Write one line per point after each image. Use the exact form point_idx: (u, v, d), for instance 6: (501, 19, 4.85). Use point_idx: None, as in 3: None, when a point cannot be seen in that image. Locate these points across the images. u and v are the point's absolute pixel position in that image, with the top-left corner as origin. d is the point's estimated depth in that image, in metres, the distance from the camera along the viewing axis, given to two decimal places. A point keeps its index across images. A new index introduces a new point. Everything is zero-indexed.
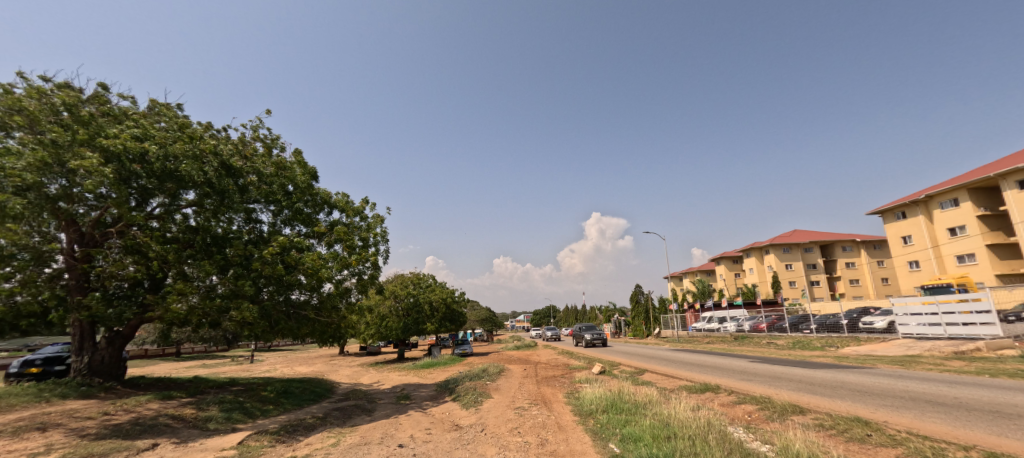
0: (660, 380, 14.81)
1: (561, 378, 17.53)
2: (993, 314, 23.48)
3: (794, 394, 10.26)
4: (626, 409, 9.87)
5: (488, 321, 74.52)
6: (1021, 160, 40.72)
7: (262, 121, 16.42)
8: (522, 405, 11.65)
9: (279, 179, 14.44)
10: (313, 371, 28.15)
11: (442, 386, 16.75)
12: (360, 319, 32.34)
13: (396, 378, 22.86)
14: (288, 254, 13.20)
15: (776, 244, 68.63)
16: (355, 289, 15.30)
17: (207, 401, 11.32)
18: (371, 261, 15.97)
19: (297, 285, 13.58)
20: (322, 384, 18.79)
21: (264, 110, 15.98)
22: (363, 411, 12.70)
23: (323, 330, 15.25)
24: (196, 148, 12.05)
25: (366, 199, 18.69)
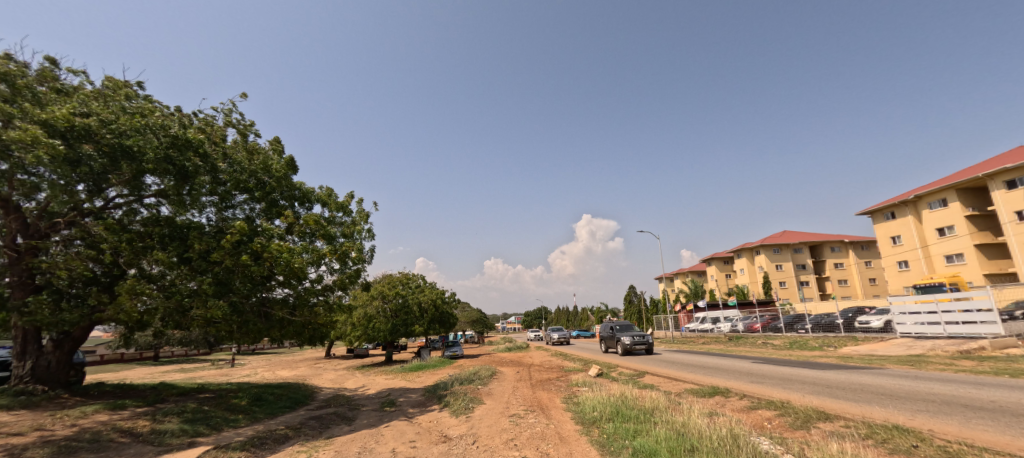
0: (663, 383, 13.87)
1: (556, 381, 16.51)
2: (993, 312, 22.99)
3: (812, 397, 9.42)
4: (634, 417, 8.92)
5: (479, 323, 73.42)
6: (1009, 160, 40.80)
7: (235, 104, 15.30)
8: (517, 412, 10.64)
9: (252, 166, 13.27)
10: (296, 375, 26.89)
11: (430, 391, 15.68)
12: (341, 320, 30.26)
13: (383, 382, 21.71)
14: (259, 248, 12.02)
15: (767, 245, 68.42)
16: (335, 287, 14.13)
17: (165, 412, 10.12)
18: (353, 257, 14.79)
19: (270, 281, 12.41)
20: (302, 389, 17.54)
21: (237, 94, 14.81)
22: (343, 420, 11.54)
23: (301, 332, 14.08)
24: (154, 126, 10.83)
25: (351, 193, 17.51)
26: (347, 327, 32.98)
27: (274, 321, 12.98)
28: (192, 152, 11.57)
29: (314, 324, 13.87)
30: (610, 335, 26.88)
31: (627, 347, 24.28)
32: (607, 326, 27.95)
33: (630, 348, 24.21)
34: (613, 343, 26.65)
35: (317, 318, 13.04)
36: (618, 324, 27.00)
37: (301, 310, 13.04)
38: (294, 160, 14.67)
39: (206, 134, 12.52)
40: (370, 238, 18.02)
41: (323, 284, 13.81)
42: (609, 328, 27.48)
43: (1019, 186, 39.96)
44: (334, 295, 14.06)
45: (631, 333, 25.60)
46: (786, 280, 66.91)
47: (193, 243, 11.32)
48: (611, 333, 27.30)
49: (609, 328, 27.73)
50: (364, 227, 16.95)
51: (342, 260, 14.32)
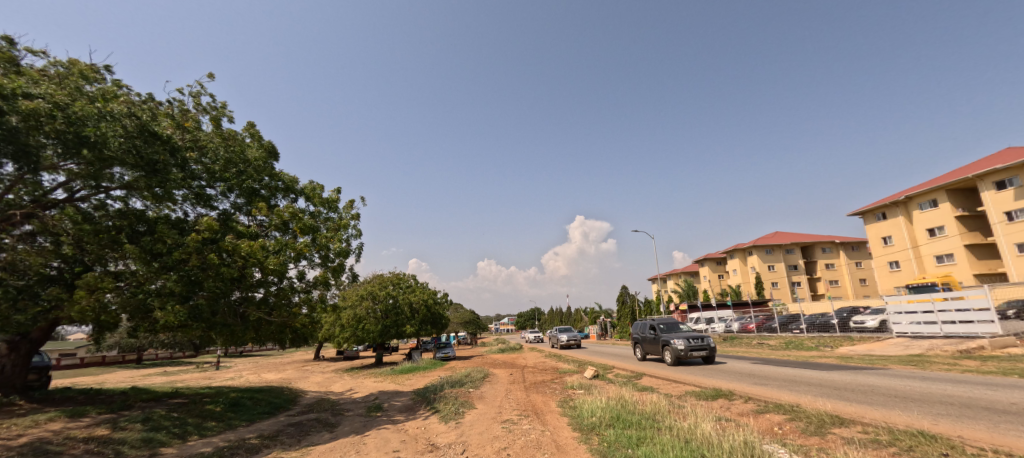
0: (663, 385, 13.30)
1: (550, 384, 15.86)
2: (991, 311, 22.73)
3: (821, 399, 8.92)
4: (635, 423, 8.34)
5: (472, 324, 72.57)
6: (999, 161, 40.95)
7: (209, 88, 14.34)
8: (511, 417, 10.00)
9: (227, 156, 12.52)
10: (282, 378, 26.02)
11: (419, 395, 14.96)
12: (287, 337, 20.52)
13: (372, 385, 20.96)
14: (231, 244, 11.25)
15: (759, 245, 68.42)
16: (316, 285, 13.43)
17: (128, 419, 9.34)
18: (336, 253, 14.17)
19: (244, 280, 11.69)
20: (285, 393, 16.73)
21: (210, 76, 13.99)
22: (325, 427, 10.81)
23: (280, 334, 13.33)
24: (113, 110, 10.04)
25: (338, 187, 16.74)
26: (336, 328, 32.06)
27: (250, 321, 12.25)
28: (159, 141, 10.82)
29: (293, 325, 13.13)
30: (651, 336, 19.81)
31: (677, 352, 17.36)
32: (646, 324, 20.92)
33: (681, 355, 17.30)
34: (654, 347, 19.61)
35: (297, 319, 12.32)
36: (663, 322, 19.96)
37: (278, 310, 12.27)
38: (275, 148, 14.07)
39: (176, 120, 11.77)
40: (357, 235, 17.28)
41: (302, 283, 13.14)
42: (649, 327, 20.42)
43: (1008, 187, 40.11)
44: (316, 295, 13.40)
45: (681, 334, 18.62)
46: (779, 281, 66.90)
47: (160, 238, 10.63)
48: (652, 334, 20.28)
49: (648, 327, 20.76)
50: (351, 223, 16.23)
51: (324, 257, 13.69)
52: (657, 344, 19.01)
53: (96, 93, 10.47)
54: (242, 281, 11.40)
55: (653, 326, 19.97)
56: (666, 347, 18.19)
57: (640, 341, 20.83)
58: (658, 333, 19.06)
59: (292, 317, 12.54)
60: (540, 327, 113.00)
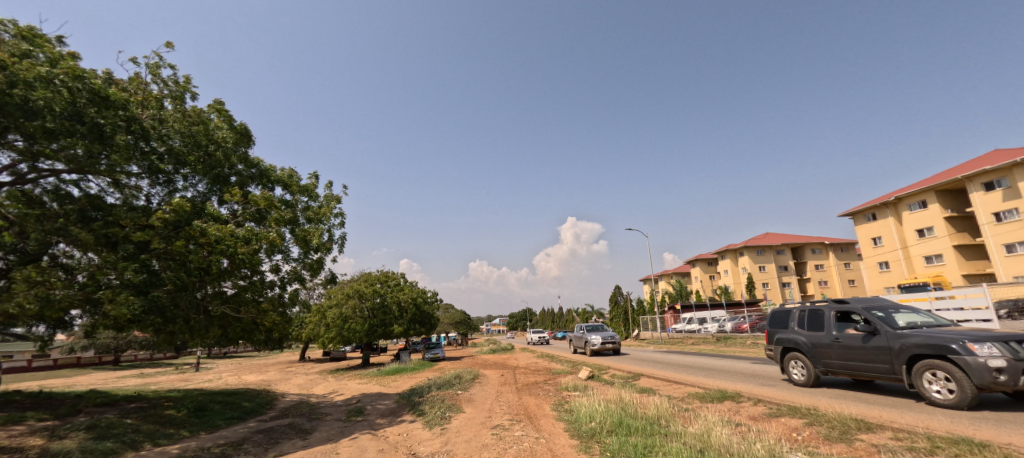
0: (663, 387, 12.55)
1: (544, 385, 15.03)
2: (989, 310, 22.28)
3: (839, 402, 8.19)
4: (640, 430, 7.53)
5: (463, 324, 71.44)
6: (988, 163, 40.95)
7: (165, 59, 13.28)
8: (501, 422, 9.16)
9: (195, 138, 11.67)
10: (262, 381, 24.97)
11: (404, 397, 14.06)
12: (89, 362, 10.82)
13: (356, 387, 20.01)
14: (190, 226, 10.03)
15: (750, 246, 68.33)
16: (289, 282, 12.35)
17: (71, 426, 8.28)
18: (315, 246, 13.22)
19: (207, 273, 10.55)
20: (261, 396, 15.66)
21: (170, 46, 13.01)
22: (297, 434, 9.82)
23: (251, 334, 12.23)
24: (64, 80, 9.12)
25: (318, 175, 15.79)
26: (321, 327, 31.02)
27: (216, 318, 11.16)
28: (114, 111, 9.89)
29: (264, 324, 12.04)
30: (847, 334, 9.23)
31: (982, 381, 6.85)
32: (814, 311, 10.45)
33: (990, 388, 6.84)
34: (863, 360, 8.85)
35: (269, 317, 11.26)
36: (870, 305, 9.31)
37: (249, 306, 11.21)
38: (247, 129, 13.28)
39: (134, 94, 10.82)
40: (340, 227, 16.24)
41: (274, 278, 12.10)
42: (837, 316, 9.79)
43: (997, 188, 40.12)
44: (290, 292, 12.37)
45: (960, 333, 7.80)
46: (770, 281, 66.86)
47: (116, 222, 9.59)
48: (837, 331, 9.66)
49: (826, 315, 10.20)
50: (332, 213, 15.26)
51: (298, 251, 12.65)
52: (880, 352, 8.47)
53: (47, 62, 9.58)
54: (208, 274, 10.37)
55: (852, 314, 9.35)
56: (927, 363, 7.68)
57: (806, 345, 10.22)
58: (880, 328, 8.58)
59: (262, 314, 11.48)
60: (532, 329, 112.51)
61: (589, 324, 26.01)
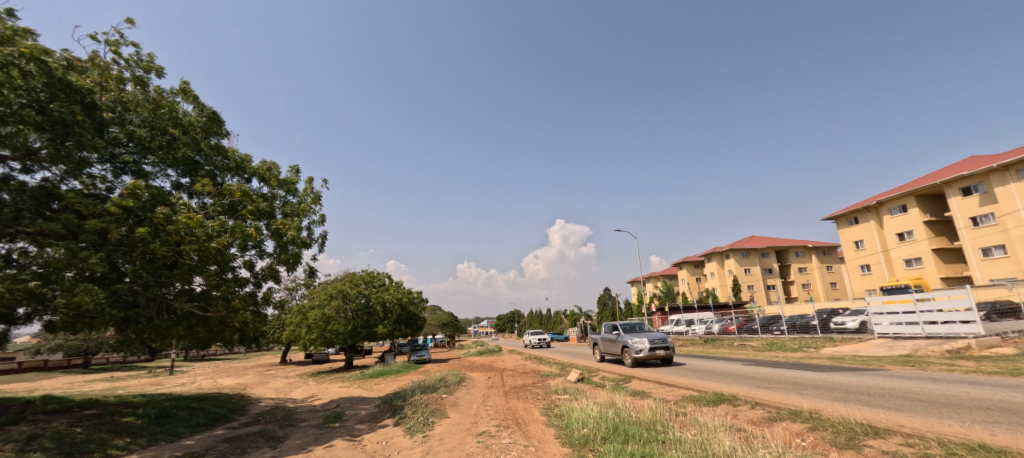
0: (656, 389, 12.15)
1: (532, 388, 14.51)
2: (973, 312, 22.40)
3: (842, 405, 7.85)
4: (636, 436, 7.06)
5: (449, 326, 70.44)
6: (966, 168, 41.73)
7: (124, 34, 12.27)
8: (487, 429, 8.60)
9: (162, 126, 10.87)
10: (238, 384, 23.94)
11: (386, 402, 13.40)
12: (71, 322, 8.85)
13: (336, 391, 19.21)
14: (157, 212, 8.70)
15: (736, 249, 68.89)
16: (265, 277, 11.64)
17: (10, 437, 7.44)
18: (291, 235, 12.35)
19: (172, 266, 9.41)
20: (233, 400, 14.79)
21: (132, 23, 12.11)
22: (268, 442, 9.09)
23: (219, 336, 11.31)
24: (13, 56, 8.20)
25: (297, 168, 15.03)
26: (302, 329, 30.03)
27: (182, 317, 10.20)
28: (71, 95, 9.03)
29: (235, 324, 11.11)
30: None
31: None
32: None
33: None
34: None
35: (242, 316, 10.39)
36: None
37: (217, 304, 10.33)
38: (219, 118, 12.57)
39: (96, 77, 9.98)
40: (320, 223, 15.47)
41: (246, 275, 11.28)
42: None
43: (974, 192, 40.91)
44: (265, 290, 11.63)
45: None
46: (755, 284, 67.45)
47: (73, 207, 8.47)
48: None
49: None
50: (311, 208, 14.49)
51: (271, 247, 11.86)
52: None
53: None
54: (174, 271, 9.35)
55: None
56: None
57: None
58: None
59: (232, 313, 10.58)
60: (519, 330, 111.89)
61: (622, 324, 18.82)
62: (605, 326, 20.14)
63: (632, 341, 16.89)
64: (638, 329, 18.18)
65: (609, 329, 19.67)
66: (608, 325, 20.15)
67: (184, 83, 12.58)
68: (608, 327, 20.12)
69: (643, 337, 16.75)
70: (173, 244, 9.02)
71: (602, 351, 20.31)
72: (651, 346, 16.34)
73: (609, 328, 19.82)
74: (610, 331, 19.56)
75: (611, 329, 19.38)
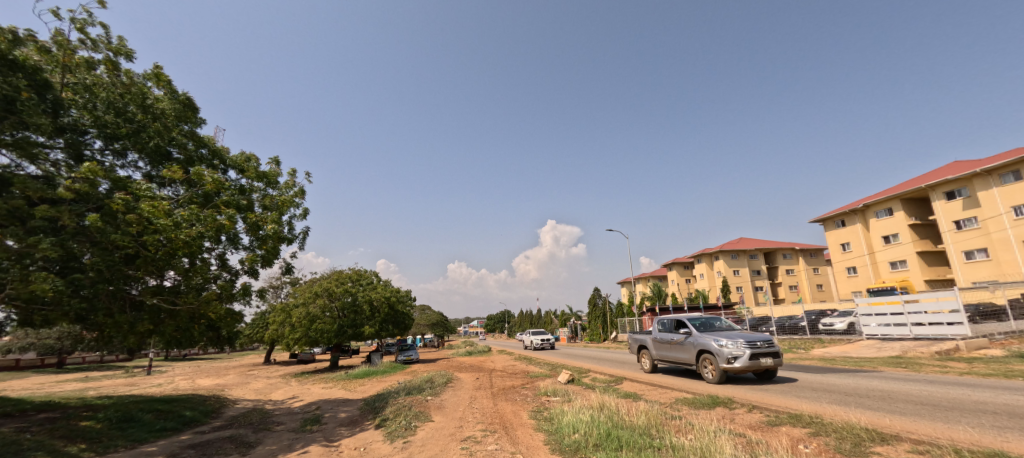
0: (648, 391, 11.78)
1: (521, 389, 14.08)
2: (960, 314, 22.41)
3: (844, 408, 7.52)
4: (630, 442, 6.64)
5: (439, 325, 69.44)
6: (950, 173, 42.23)
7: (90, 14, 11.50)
8: (472, 434, 8.12)
9: (127, 111, 10.11)
10: (217, 385, 23.08)
11: (367, 404, 12.84)
12: (23, 320, 8.32)
13: (318, 392, 18.53)
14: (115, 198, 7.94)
15: (725, 251, 69.22)
16: (240, 271, 10.97)
17: None
18: (267, 231, 11.64)
19: (134, 256, 8.58)
20: (206, 402, 14.11)
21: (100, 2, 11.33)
22: (237, 448, 8.51)
23: (190, 335, 10.61)
24: None
25: (277, 160, 14.37)
26: (286, 328, 29.19)
27: (148, 311, 9.31)
28: (22, 73, 8.28)
29: (207, 319, 10.32)
30: None
31: None
32: None
33: None
34: None
35: (215, 311, 9.56)
36: None
37: (187, 296, 9.46)
38: (193, 105, 11.93)
39: (54, 58, 9.24)
40: (301, 218, 14.82)
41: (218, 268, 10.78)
42: None
43: (957, 197, 41.43)
44: (244, 284, 11.05)
45: None
46: (744, 285, 67.80)
47: (22, 191, 7.64)
48: None
49: None
50: (292, 201, 13.84)
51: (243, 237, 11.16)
52: None
53: None
54: (138, 261, 8.52)
55: None
56: None
57: None
58: None
59: (204, 306, 9.77)
60: (510, 331, 111.47)
61: (690, 319, 13.28)
62: (658, 322, 14.50)
63: (718, 346, 11.51)
64: (715, 326, 12.72)
65: (666, 327, 14.10)
66: (662, 320, 14.55)
67: (156, 69, 11.85)
68: (662, 323, 14.52)
69: (735, 339, 11.32)
70: (134, 231, 8.21)
71: (653, 357, 14.68)
72: (752, 352, 11.00)
73: (665, 326, 14.27)
74: (669, 330, 13.96)
75: (671, 328, 13.79)
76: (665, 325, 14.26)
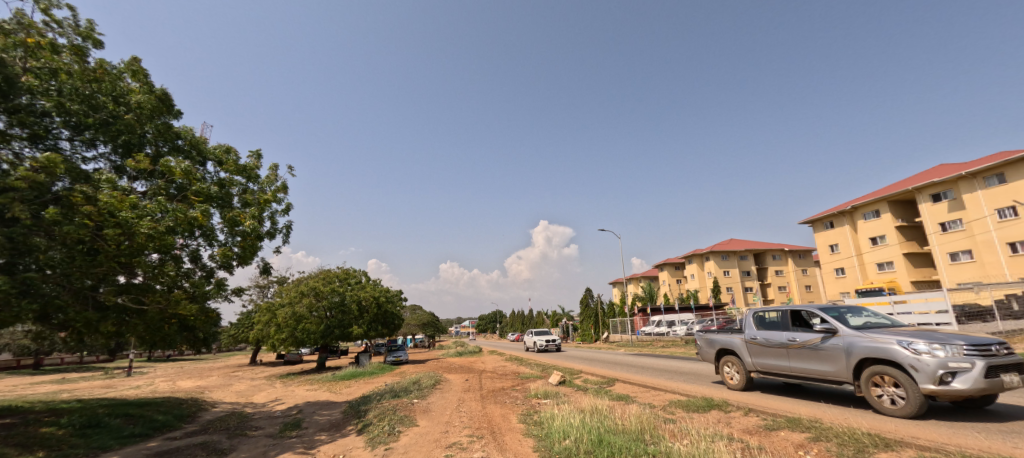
0: (640, 393, 11.48)
1: (511, 391, 13.71)
2: (948, 314, 22.47)
3: (843, 412, 7.30)
4: (624, 449, 6.29)
5: (430, 325, 68.65)
6: (937, 175, 42.63)
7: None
8: (459, 440, 7.72)
9: (94, 99, 9.51)
10: (197, 387, 22.38)
11: (351, 407, 12.37)
12: None
13: (302, 394, 17.98)
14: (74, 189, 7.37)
15: (715, 251, 69.52)
16: (215, 267, 10.43)
17: None
18: (245, 227, 11.12)
19: (96, 252, 8.00)
20: (182, 406, 13.52)
21: None
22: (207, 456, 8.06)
23: (164, 335, 10.07)
24: None
25: (259, 153, 13.85)
26: (271, 328, 28.48)
27: (114, 310, 8.75)
28: None
29: (179, 318, 9.78)
30: None
31: None
32: None
33: None
34: None
35: (185, 310, 9.00)
36: None
37: (153, 295, 8.88)
38: (169, 97, 11.38)
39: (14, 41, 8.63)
40: (284, 213, 14.33)
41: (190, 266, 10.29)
42: None
43: (943, 199, 41.84)
44: (219, 282, 10.55)
45: None
46: (734, 286, 68.15)
47: None
48: None
49: None
50: (274, 197, 13.34)
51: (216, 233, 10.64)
52: None
53: None
54: (100, 258, 7.94)
55: None
56: None
57: None
58: None
59: (172, 305, 9.22)
60: (502, 331, 111.09)
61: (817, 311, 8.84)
62: (756, 317, 9.83)
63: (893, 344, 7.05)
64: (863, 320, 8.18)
65: (772, 325, 9.44)
66: (761, 315, 9.89)
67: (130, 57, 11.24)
68: (761, 320, 9.87)
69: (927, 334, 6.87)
70: (93, 224, 7.63)
71: (749, 367, 9.93)
72: (987, 365, 6.29)
73: (769, 323, 9.60)
74: (777, 328, 9.32)
75: (783, 324, 9.17)
76: (770, 320, 9.57)
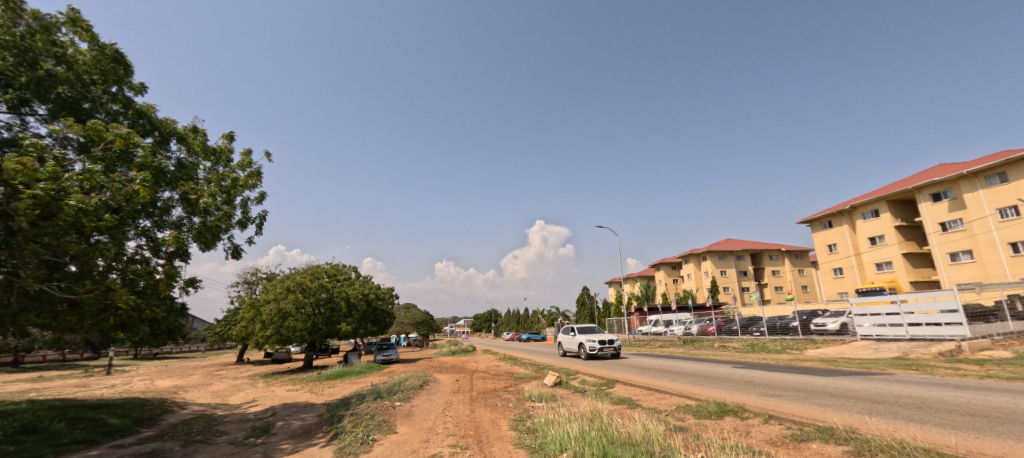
0: (644, 397, 10.51)
1: (502, 393, 12.69)
2: (958, 313, 21.57)
3: (878, 419, 6.43)
4: None
5: (423, 324, 67.39)
6: (939, 175, 41.87)
7: None
8: (439, 451, 6.74)
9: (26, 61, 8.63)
10: (173, 386, 21.29)
11: (328, 410, 11.38)
12: None
13: (282, 395, 16.94)
14: None
15: (713, 251, 68.72)
16: (163, 252, 9.59)
17: None
18: (202, 211, 10.34)
19: (8, 230, 7.13)
20: (145, 408, 12.44)
21: None
22: None
23: (109, 328, 9.18)
24: None
25: (231, 135, 12.86)
26: (256, 325, 27.43)
27: (43, 299, 7.89)
28: None
29: (123, 310, 8.94)
30: None
31: None
32: None
33: None
34: None
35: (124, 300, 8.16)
36: None
37: (87, 283, 8.05)
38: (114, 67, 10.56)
39: None
40: (258, 201, 13.41)
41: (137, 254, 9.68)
42: None
43: (943, 198, 41.11)
44: (175, 269, 9.84)
45: None
46: (731, 285, 67.39)
47: None
48: None
49: None
50: (247, 182, 12.43)
51: (166, 215, 9.99)
52: None
53: None
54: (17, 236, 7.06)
55: None
56: None
57: None
58: None
59: (109, 294, 8.38)
60: (497, 330, 110.25)
61: None
62: None
63: None
64: None
65: None
66: None
67: (73, 17, 10.32)
68: None
69: None
70: (4, 197, 6.96)
71: None
72: None
73: None
74: None
75: None
76: None
